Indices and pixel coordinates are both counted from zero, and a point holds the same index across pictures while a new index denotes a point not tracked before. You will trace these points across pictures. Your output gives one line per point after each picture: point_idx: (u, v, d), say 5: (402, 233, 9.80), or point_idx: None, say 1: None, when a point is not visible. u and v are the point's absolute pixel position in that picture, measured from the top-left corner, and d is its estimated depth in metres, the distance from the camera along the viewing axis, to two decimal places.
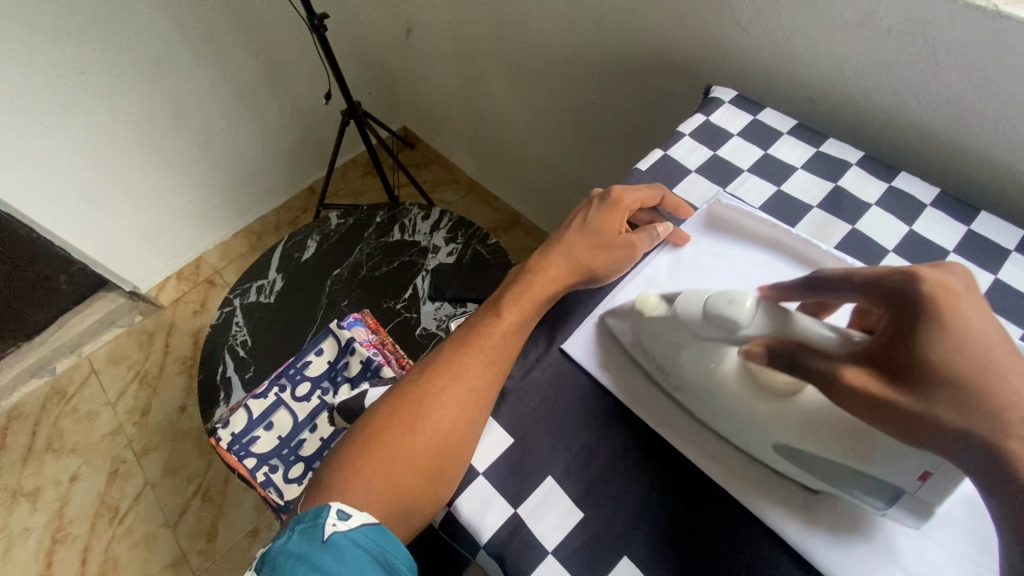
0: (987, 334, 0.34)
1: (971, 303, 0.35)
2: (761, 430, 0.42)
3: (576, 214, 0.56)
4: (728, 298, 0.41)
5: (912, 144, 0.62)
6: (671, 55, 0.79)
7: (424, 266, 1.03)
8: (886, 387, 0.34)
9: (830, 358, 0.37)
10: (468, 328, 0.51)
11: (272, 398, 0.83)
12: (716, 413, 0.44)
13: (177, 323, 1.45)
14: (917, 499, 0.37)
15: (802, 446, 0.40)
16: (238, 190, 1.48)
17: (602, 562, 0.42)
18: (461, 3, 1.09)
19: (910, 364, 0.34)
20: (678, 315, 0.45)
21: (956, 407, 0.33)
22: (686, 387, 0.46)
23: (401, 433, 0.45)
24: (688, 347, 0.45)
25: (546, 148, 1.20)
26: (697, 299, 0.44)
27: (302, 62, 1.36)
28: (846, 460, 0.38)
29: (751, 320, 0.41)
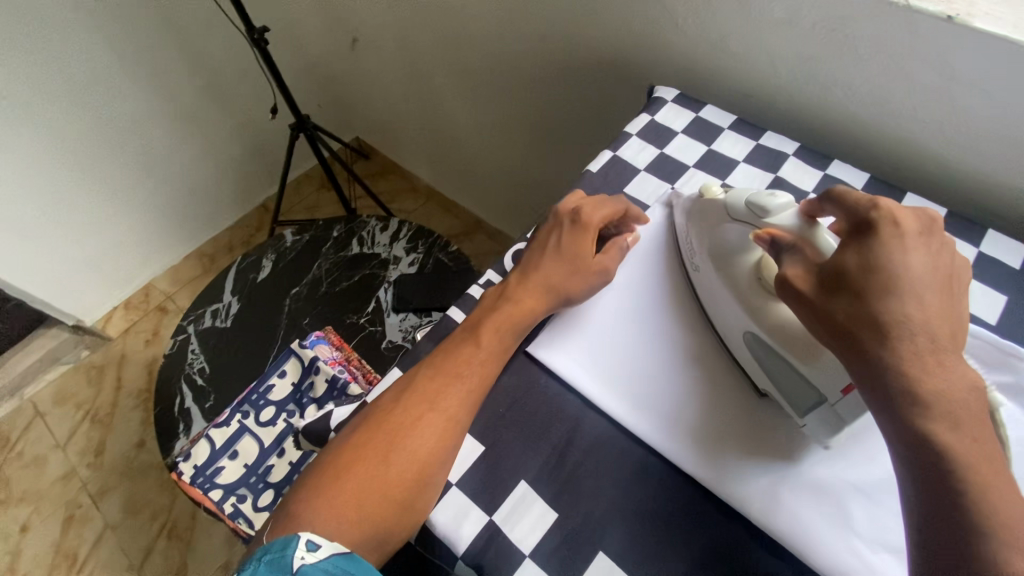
0: (913, 266, 0.38)
1: (909, 240, 0.40)
2: (742, 316, 0.48)
3: (546, 236, 0.55)
4: (770, 194, 0.47)
5: (842, 134, 0.65)
6: (616, 58, 0.81)
7: (386, 277, 1.02)
8: (809, 288, 0.41)
9: (792, 261, 0.43)
10: (446, 350, 0.49)
11: (235, 425, 0.81)
12: (711, 295, 0.52)
13: (128, 355, 1.39)
14: (832, 411, 0.43)
15: (761, 334, 0.47)
16: (185, 211, 1.42)
17: (579, 561, 0.42)
18: (404, 11, 1.08)
19: (837, 275, 0.40)
20: (724, 201, 0.51)
21: (852, 313, 0.38)
22: (703, 267, 0.53)
23: (377, 464, 0.43)
24: (721, 231, 0.52)
25: (500, 152, 1.20)
26: (742, 197, 0.50)
27: (244, 78, 1.32)
28: (787, 355, 0.45)
29: (780, 215, 0.46)
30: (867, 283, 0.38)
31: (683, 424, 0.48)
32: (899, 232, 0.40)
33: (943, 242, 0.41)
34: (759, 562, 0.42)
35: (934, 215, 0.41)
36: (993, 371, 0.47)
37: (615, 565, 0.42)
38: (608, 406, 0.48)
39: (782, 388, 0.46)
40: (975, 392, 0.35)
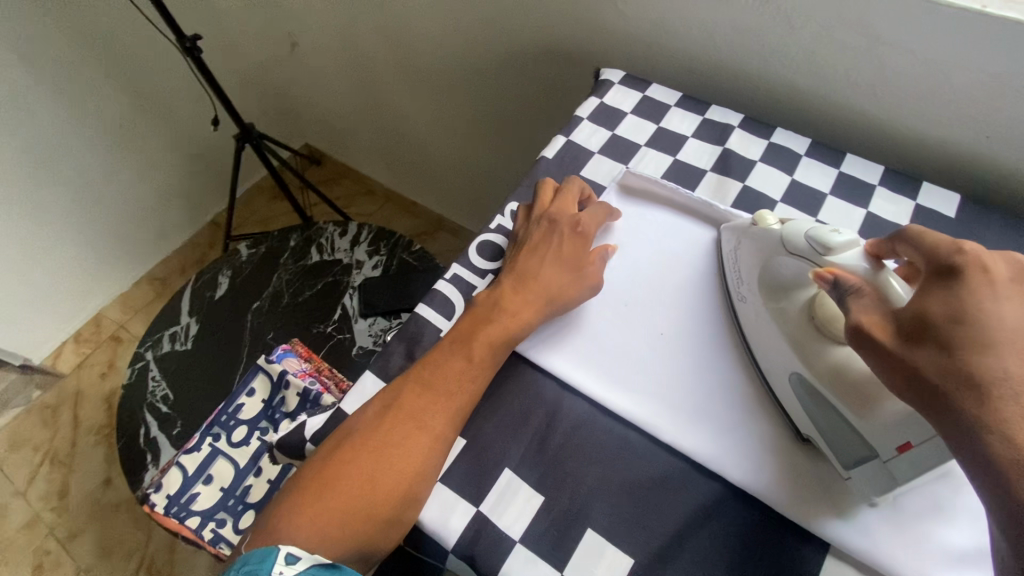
0: (1009, 319, 0.33)
1: (1000, 292, 0.35)
2: (789, 356, 0.45)
3: (541, 239, 0.54)
4: (833, 229, 0.43)
5: (783, 103, 0.68)
6: (559, 45, 0.82)
7: (350, 283, 1.00)
8: (888, 337, 0.36)
9: (866, 305, 0.38)
10: (434, 362, 0.47)
11: (206, 449, 0.79)
12: (757, 329, 0.48)
13: (84, 391, 1.32)
14: (885, 469, 0.40)
15: (811, 376, 0.43)
16: (130, 235, 1.35)
17: (569, 540, 0.43)
18: (342, 10, 1.06)
19: (921, 324, 0.35)
20: (779, 234, 0.48)
21: (942, 367, 0.33)
22: (750, 300, 0.49)
23: (361, 479, 0.43)
24: (774, 264, 0.48)
25: (454, 147, 1.19)
26: (801, 232, 0.46)
27: (180, 90, 1.27)
28: (840, 405, 0.41)
29: (845, 254, 0.42)
30: (957, 334, 0.33)
31: (658, 395, 0.48)
32: (989, 281, 0.35)
33: None
34: (745, 518, 0.43)
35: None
36: None
37: (604, 540, 0.42)
38: (583, 385, 0.49)
39: (828, 436, 0.43)
40: None
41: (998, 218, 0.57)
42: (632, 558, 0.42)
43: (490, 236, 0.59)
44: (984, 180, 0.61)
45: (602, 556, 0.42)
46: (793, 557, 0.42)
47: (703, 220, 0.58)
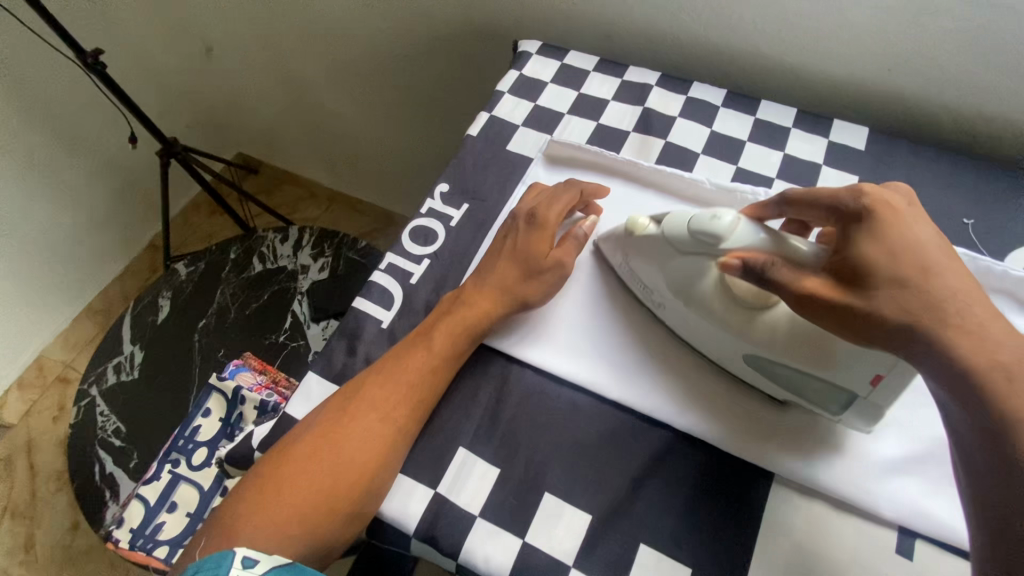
0: (926, 238, 0.38)
1: (913, 218, 0.39)
2: (736, 343, 0.44)
3: (504, 232, 0.53)
4: (713, 214, 0.43)
5: (698, 57, 0.69)
6: (480, 22, 0.82)
7: (298, 289, 0.97)
8: (839, 293, 0.37)
9: (795, 270, 0.39)
10: (395, 357, 0.47)
11: (166, 477, 0.76)
12: (691, 327, 0.47)
13: (36, 439, 1.24)
14: (869, 403, 0.41)
15: (768, 354, 0.43)
16: (62, 270, 1.27)
17: (528, 506, 0.43)
18: (256, 8, 1.01)
19: (860, 269, 0.37)
20: (662, 233, 0.46)
21: (900, 303, 0.35)
22: (667, 303, 0.48)
23: (321, 476, 0.42)
24: (670, 267, 0.46)
25: (391, 139, 1.17)
26: (682, 222, 0.45)
27: (93, 112, 1.19)
28: (802, 365, 0.42)
29: (735, 236, 0.42)
30: (895, 269, 0.36)
31: (600, 352, 0.49)
32: (895, 212, 0.39)
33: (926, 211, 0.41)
34: (694, 458, 0.45)
35: (907, 189, 0.42)
36: None
37: (562, 500, 0.44)
38: (524, 353, 0.49)
39: (801, 393, 0.44)
40: None
41: (905, 146, 0.60)
42: (591, 514, 0.43)
43: (421, 221, 0.58)
44: (890, 112, 0.64)
45: (561, 516, 0.43)
46: (742, 490, 0.43)
47: (629, 179, 0.58)
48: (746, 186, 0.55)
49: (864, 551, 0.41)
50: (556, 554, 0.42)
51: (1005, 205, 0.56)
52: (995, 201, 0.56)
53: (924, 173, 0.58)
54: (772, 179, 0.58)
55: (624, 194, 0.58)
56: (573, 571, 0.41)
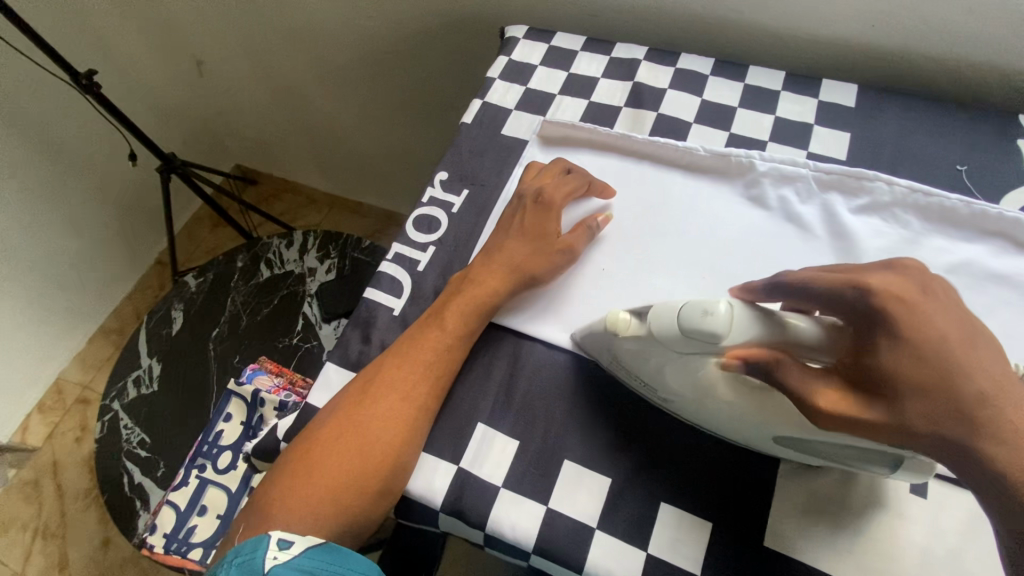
0: (943, 333, 0.34)
1: (929, 309, 0.35)
2: (760, 428, 0.40)
3: (506, 216, 0.54)
4: (703, 309, 0.36)
5: (682, 29, 0.70)
6: (467, 13, 0.83)
7: (307, 291, 0.99)
8: (865, 409, 0.34)
9: (804, 374, 0.35)
10: (410, 338, 0.49)
11: (194, 482, 0.78)
12: (709, 415, 0.42)
13: (60, 459, 1.26)
14: (922, 461, 0.37)
15: (801, 437, 0.38)
16: (74, 292, 1.29)
17: (549, 475, 0.45)
18: (244, 18, 1.03)
19: (880, 381, 0.34)
20: (647, 333, 0.40)
21: (930, 415, 0.33)
22: (674, 395, 0.42)
23: (348, 458, 0.44)
24: (665, 367, 0.41)
25: (386, 139, 1.18)
26: (667, 316, 0.39)
27: (90, 132, 1.20)
28: (842, 442, 0.37)
29: (734, 334, 0.36)
30: (919, 377, 0.33)
31: None
32: (909, 309, 0.35)
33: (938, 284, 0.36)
34: None
35: (916, 265, 0.37)
36: (853, 198, 0.53)
37: (582, 467, 0.45)
38: (536, 328, 0.50)
39: (842, 458, 0.39)
40: None
41: (895, 99, 0.61)
42: (611, 477, 0.44)
43: (424, 210, 0.59)
44: (878, 68, 0.65)
45: (582, 482, 0.44)
46: None
47: (625, 154, 0.59)
48: (738, 150, 0.56)
49: (878, 493, 0.42)
50: (580, 517, 0.43)
51: (997, 150, 0.56)
52: (986, 146, 0.57)
53: (915, 125, 0.59)
54: (765, 142, 0.59)
55: (621, 168, 0.59)
56: (597, 532, 0.43)
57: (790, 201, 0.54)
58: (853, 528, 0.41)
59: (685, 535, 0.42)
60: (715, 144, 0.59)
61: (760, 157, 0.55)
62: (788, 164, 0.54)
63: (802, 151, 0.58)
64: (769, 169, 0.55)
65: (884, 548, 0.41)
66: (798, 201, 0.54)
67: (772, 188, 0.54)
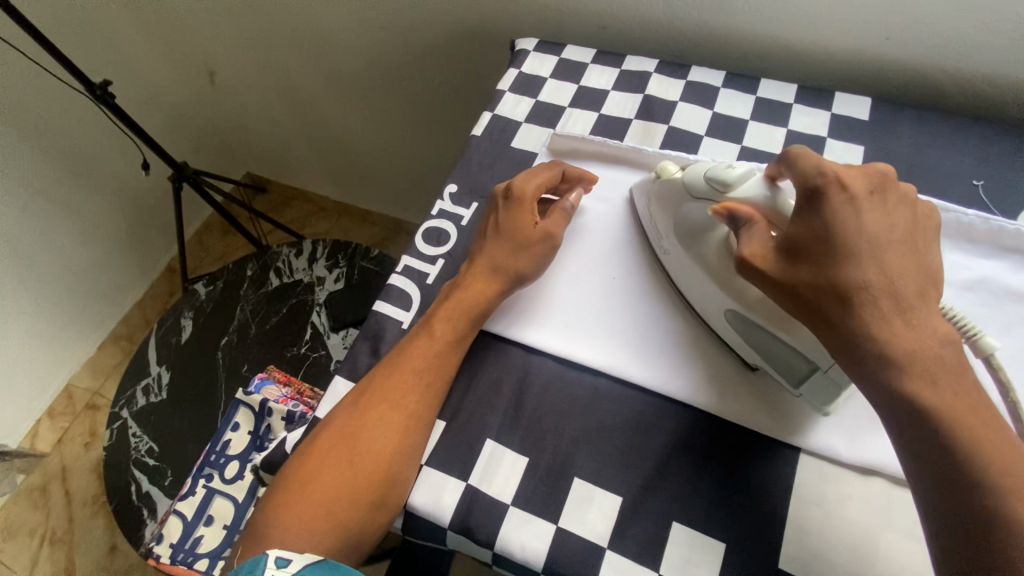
0: (869, 227, 0.38)
1: (862, 204, 0.39)
2: (718, 298, 0.46)
3: (487, 219, 0.54)
4: (728, 165, 0.45)
5: (693, 41, 0.70)
6: (478, 25, 0.83)
7: (315, 300, 0.99)
8: (771, 262, 0.40)
9: (758, 232, 0.41)
10: (401, 348, 0.48)
11: (201, 492, 0.78)
12: (687, 277, 0.49)
13: (69, 465, 1.27)
14: (827, 379, 0.42)
15: (747, 315, 0.44)
16: (85, 299, 1.30)
17: (559, 492, 0.44)
18: (256, 29, 1.04)
19: (799, 248, 0.39)
20: (682, 180, 0.48)
21: (818, 284, 0.37)
22: (672, 250, 0.50)
23: (343, 471, 0.44)
24: (682, 210, 0.49)
25: (394, 147, 1.18)
26: (700, 170, 0.47)
27: (104, 141, 1.21)
28: (767, 326, 0.43)
29: (744, 187, 0.44)
30: (828, 252, 0.37)
31: (618, 338, 0.50)
32: (848, 196, 0.39)
33: (897, 192, 0.40)
34: (721, 437, 0.45)
35: (884, 170, 0.41)
36: None
37: (592, 484, 0.44)
38: (546, 343, 0.50)
39: (770, 358, 0.45)
40: (951, 346, 0.34)
41: (909, 113, 0.60)
42: (621, 496, 0.44)
43: (433, 222, 0.59)
44: (893, 80, 0.64)
45: (592, 500, 0.44)
46: (774, 463, 0.44)
47: (635, 167, 0.59)
48: (751, 164, 0.55)
49: (897, 517, 0.41)
50: (591, 536, 0.43)
51: (1014, 165, 0.55)
52: (1003, 161, 0.56)
53: (931, 139, 0.58)
54: (777, 155, 0.59)
55: (630, 182, 0.58)
56: (607, 552, 0.42)
57: None
58: (871, 553, 0.40)
59: (697, 556, 0.41)
60: (727, 158, 0.59)
61: None
62: None
63: None
64: None
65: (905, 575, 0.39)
66: None
67: None
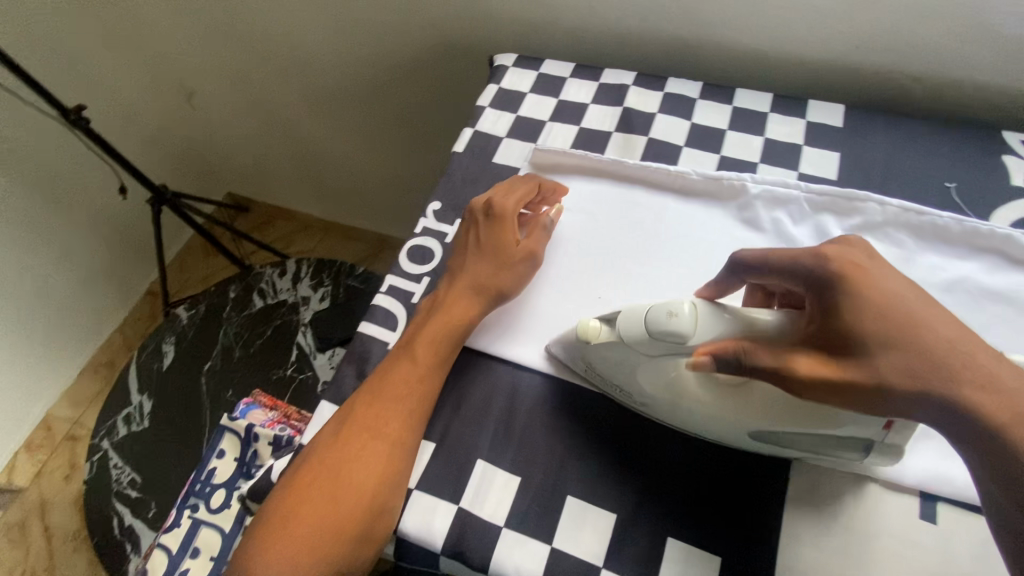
0: (902, 293, 0.36)
1: (879, 271, 0.37)
2: (739, 426, 0.41)
3: (464, 235, 0.53)
4: (669, 311, 0.40)
5: (669, 53, 0.71)
6: (458, 41, 0.84)
7: (301, 320, 0.98)
8: (834, 367, 0.35)
9: (773, 350, 0.37)
10: (381, 373, 0.48)
11: (187, 523, 0.76)
12: (691, 417, 0.43)
13: (49, 499, 1.23)
14: (888, 445, 0.39)
15: (776, 429, 0.40)
16: (63, 327, 1.26)
17: (553, 512, 0.44)
18: (234, 48, 1.04)
19: (845, 340, 0.35)
20: (618, 337, 0.43)
21: (901, 367, 0.34)
22: (650, 399, 0.44)
23: (326, 503, 0.42)
24: (640, 369, 0.43)
25: (377, 164, 1.18)
26: (637, 318, 0.42)
27: (80, 166, 1.19)
28: (814, 430, 0.39)
29: (700, 332, 0.39)
30: (884, 333, 0.35)
31: None
32: (862, 269, 0.37)
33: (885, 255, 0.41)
34: (712, 447, 0.45)
35: (862, 239, 0.41)
36: (847, 219, 0.53)
37: (586, 503, 0.44)
38: (534, 360, 0.50)
39: (814, 449, 0.41)
40: None
41: (882, 119, 0.61)
42: (616, 513, 0.43)
43: (417, 240, 0.58)
44: (863, 87, 0.66)
45: (586, 519, 0.43)
46: (767, 472, 0.44)
47: (618, 179, 0.59)
48: (731, 173, 0.56)
49: (890, 521, 0.41)
50: (586, 556, 0.42)
51: (986, 166, 0.57)
52: (974, 163, 0.57)
53: (904, 143, 0.59)
54: (756, 163, 0.59)
55: (614, 194, 0.59)
56: (603, 571, 0.42)
57: (783, 222, 0.54)
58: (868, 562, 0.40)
59: (694, 570, 0.41)
60: (706, 167, 0.59)
61: (751, 180, 0.55)
62: (780, 186, 0.54)
63: (793, 172, 0.58)
64: (762, 192, 0.55)
65: None
66: (791, 223, 0.54)
67: (766, 211, 0.54)
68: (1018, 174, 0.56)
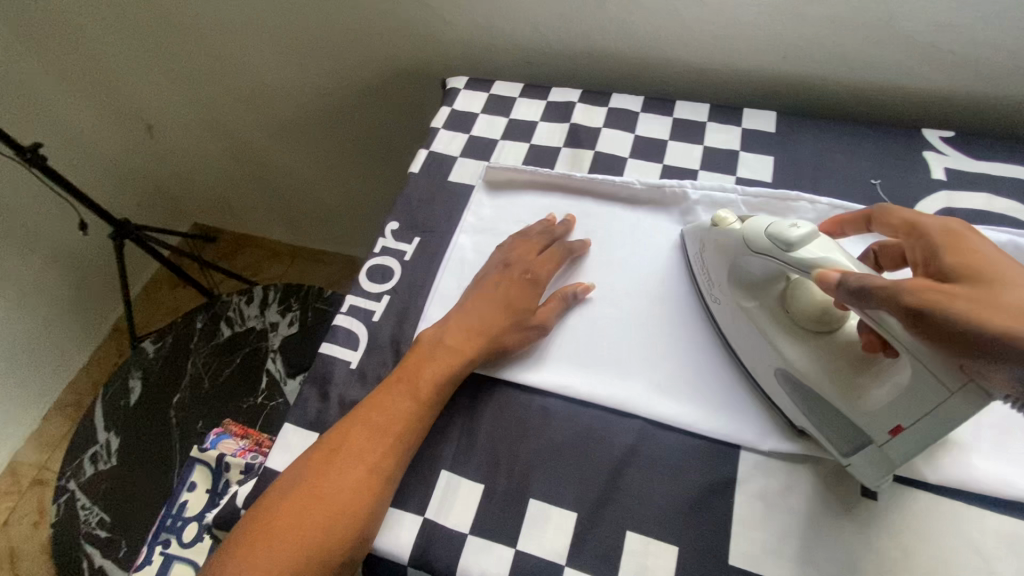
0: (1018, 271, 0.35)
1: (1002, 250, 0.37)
2: (767, 354, 0.46)
3: (494, 271, 0.55)
4: (792, 224, 0.43)
5: (612, 70, 0.74)
6: (412, 65, 0.87)
7: (270, 347, 0.97)
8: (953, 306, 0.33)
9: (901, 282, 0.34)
10: (375, 397, 0.48)
11: (158, 559, 0.74)
12: (737, 333, 0.49)
13: (18, 547, 1.18)
14: (883, 453, 0.39)
15: (795, 372, 0.44)
16: (25, 369, 1.23)
17: (516, 516, 0.45)
18: (193, 79, 1.05)
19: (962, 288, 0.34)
20: (741, 234, 0.47)
21: None
22: (725, 302, 0.50)
23: (296, 523, 0.42)
24: (742, 262, 0.47)
25: (343, 188, 1.19)
26: (762, 227, 0.45)
27: (38, 204, 1.18)
28: (824, 393, 0.42)
29: (803, 249, 0.41)
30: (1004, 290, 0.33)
31: (562, 357, 0.52)
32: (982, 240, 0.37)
33: None
34: (664, 442, 0.47)
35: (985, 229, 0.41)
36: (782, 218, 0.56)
37: (547, 504, 0.45)
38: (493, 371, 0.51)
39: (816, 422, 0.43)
40: None
41: (810, 124, 0.66)
42: (576, 512, 0.45)
43: (377, 260, 0.60)
44: (793, 95, 0.70)
45: (548, 520, 0.45)
46: (716, 463, 0.46)
47: (568, 191, 0.62)
48: (671, 181, 0.59)
49: (834, 500, 0.44)
50: (549, 556, 0.43)
51: (907, 163, 0.61)
52: (896, 160, 0.61)
53: (832, 145, 0.63)
54: (697, 170, 0.63)
55: (564, 205, 0.61)
56: (565, 569, 0.43)
57: None
58: (815, 540, 0.42)
59: (653, 561, 0.43)
60: (649, 176, 0.62)
61: (691, 186, 0.58)
62: (718, 190, 0.57)
63: (731, 177, 0.62)
64: (700, 196, 0.58)
65: (845, 555, 0.41)
66: None
67: (706, 214, 0.57)
68: (936, 169, 0.60)
